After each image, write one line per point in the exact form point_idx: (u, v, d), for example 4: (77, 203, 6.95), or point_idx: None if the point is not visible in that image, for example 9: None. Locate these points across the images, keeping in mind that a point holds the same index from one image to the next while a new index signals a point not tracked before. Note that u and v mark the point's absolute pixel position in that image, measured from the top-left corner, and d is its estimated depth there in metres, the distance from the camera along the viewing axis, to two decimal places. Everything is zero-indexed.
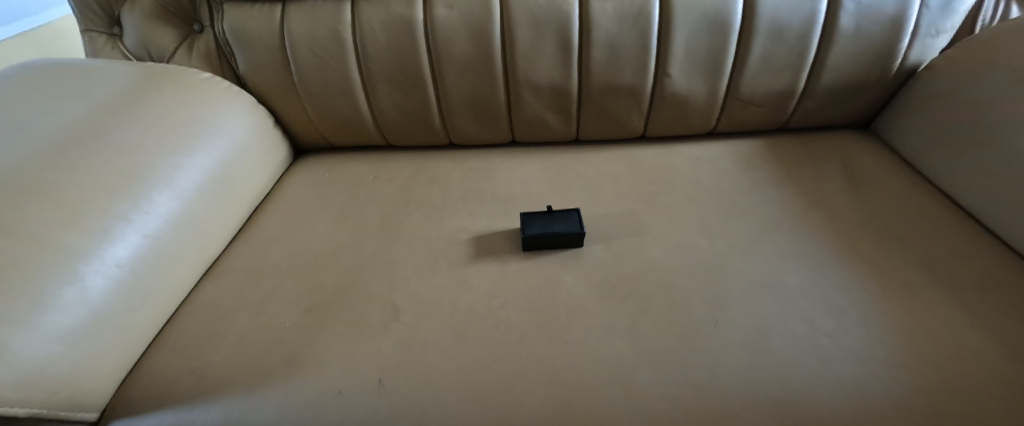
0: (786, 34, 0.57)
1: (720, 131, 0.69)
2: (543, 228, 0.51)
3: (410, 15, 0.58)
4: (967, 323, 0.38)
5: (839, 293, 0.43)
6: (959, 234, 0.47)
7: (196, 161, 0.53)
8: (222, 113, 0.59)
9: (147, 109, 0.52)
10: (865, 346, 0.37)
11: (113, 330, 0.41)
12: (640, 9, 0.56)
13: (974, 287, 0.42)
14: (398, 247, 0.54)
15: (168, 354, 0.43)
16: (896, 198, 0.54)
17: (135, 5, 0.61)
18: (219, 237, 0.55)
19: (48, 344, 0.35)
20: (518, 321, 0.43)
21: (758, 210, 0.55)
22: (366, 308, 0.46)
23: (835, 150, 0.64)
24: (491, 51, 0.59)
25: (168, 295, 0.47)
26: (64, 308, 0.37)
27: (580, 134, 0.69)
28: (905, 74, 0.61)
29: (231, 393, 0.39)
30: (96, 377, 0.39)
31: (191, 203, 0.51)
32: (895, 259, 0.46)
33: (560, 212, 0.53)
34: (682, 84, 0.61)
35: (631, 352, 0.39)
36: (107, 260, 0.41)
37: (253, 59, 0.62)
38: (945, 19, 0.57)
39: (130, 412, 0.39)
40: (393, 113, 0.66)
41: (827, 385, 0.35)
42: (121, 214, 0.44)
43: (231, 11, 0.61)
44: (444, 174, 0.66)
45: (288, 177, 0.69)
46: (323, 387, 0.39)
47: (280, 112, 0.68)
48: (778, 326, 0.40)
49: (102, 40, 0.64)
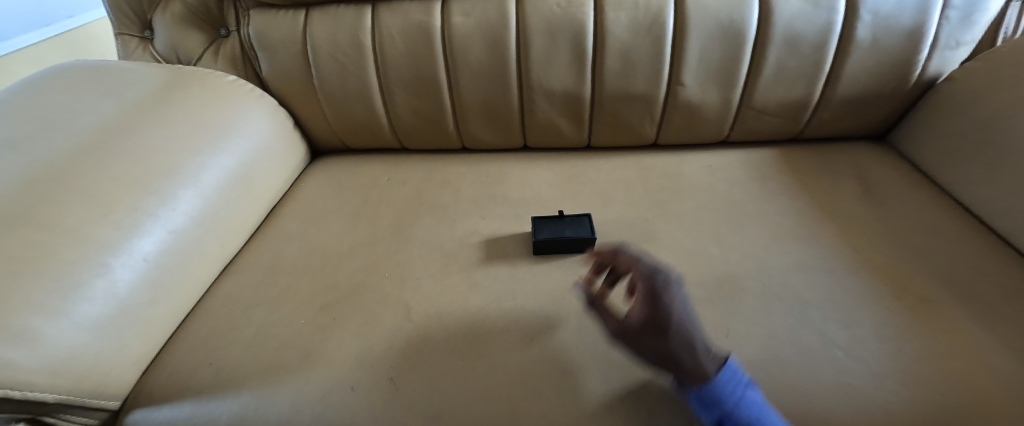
0: (802, 44, 0.57)
1: (732, 140, 0.69)
2: (555, 233, 0.52)
3: (428, 23, 0.59)
4: (985, 338, 0.38)
5: (853, 306, 0.42)
6: (977, 248, 0.47)
7: (219, 161, 0.55)
8: (246, 115, 0.61)
9: (173, 110, 0.54)
10: (878, 359, 0.37)
11: (137, 323, 0.42)
12: (655, 18, 0.57)
13: (992, 302, 0.41)
14: (410, 248, 0.55)
15: (189, 346, 0.45)
16: (913, 210, 0.53)
17: (167, 10, 0.64)
18: (238, 233, 0.57)
19: (77, 332, 0.37)
20: (527, 324, 0.44)
21: (771, 220, 0.54)
22: (378, 307, 0.47)
23: (851, 161, 0.63)
24: (505, 58, 0.60)
25: (188, 291, 0.48)
26: (93, 298, 0.38)
27: (591, 140, 0.70)
28: (924, 85, 0.60)
29: (248, 386, 0.40)
30: (118, 367, 0.40)
31: (214, 201, 0.53)
32: (910, 272, 0.45)
33: (570, 218, 0.54)
34: (695, 93, 0.62)
35: (640, 358, 0.39)
36: (135, 254, 0.43)
37: (276, 63, 0.65)
38: (965, 32, 0.56)
39: (151, 402, 0.40)
40: (408, 117, 0.67)
41: (839, 398, 0.35)
42: (149, 210, 0.45)
43: (257, 17, 0.63)
44: (456, 177, 0.67)
45: (306, 177, 0.71)
46: (337, 383, 0.40)
47: (300, 116, 0.70)
48: (790, 337, 0.40)
49: (133, 43, 0.67)
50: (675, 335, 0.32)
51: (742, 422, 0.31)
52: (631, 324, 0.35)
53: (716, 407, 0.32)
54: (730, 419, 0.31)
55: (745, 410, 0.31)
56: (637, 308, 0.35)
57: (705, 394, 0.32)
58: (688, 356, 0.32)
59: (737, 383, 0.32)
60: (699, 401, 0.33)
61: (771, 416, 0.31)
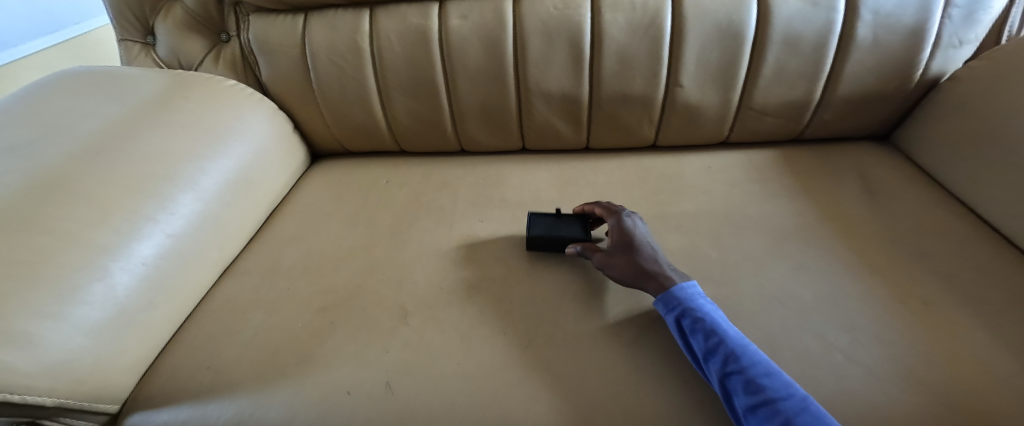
0: (801, 44, 0.56)
1: (732, 141, 0.68)
2: (550, 229, 0.51)
3: (425, 26, 0.60)
4: (989, 342, 0.37)
5: (853, 309, 0.42)
6: (982, 250, 0.46)
7: (218, 165, 0.55)
8: (245, 119, 0.61)
9: (174, 115, 0.55)
10: (879, 363, 0.37)
11: (135, 326, 0.42)
12: (652, 19, 0.56)
13: (996, 305, 0.40)
14: (407, 251, 0.55)
15: (187, 349, 0.45)
16: (916, 211, 0.52)
17: (168, 16, 0.65)
18: (237, 237, 0.57)
19: (76, 336, 0.37)
20: (523, 327, 0.44)
21: (770, 222, 0.54)
22: (375, 310, 0.47)
23: (853, 162, 0.62)
24: (502, 60, 0.60)
25: (187, 294, 0.49)
26: (92, 302, 0.38)
27: (590, 142, 0.69)
28: (927, 84, 0.59)
29: (245, 390, 0.40)
30: (117, 370, 0.40)
31: (213, 204, 0.53)
32: (912, 274, 0.45)
33: (568, 217, 0.54)
34: (694, 94, 0.61)
35: (636, 362, 0.39)
36: (134, 258, 0.43)
37: (275, 67, 0.65)
38: (968, 30, 0.55)
39: (150, 406, 0.41)
40: (406, 120, 0.67)
41: (839, 402, 0.34)
42: (148, 214, 0.46)
43: (257, 21, 0.64)
44: (454, 180, 0.67)
45: (305, 180, 0.71)
46: (333, 386, 0.40)
47: (300, 119, 0.70)
48: (790, 341, 0.39)
49: (136, 48, 0.67)
50: (638, 251, 0.45)
51: (696, 316, 0.38)
52: (609, 250, 0.46)
53: (675, 309, 0.39)
54: (688, 316, 0.38)
55: (699, 310, 0.38)
56: (610, 239, 0.48)
57: (667, 297, 0.40)
58: (652, 266, 0.43)
59: (692, 291, 0.40)
60: (662, 306, 0.40)
61: (725, 322, 0.38)
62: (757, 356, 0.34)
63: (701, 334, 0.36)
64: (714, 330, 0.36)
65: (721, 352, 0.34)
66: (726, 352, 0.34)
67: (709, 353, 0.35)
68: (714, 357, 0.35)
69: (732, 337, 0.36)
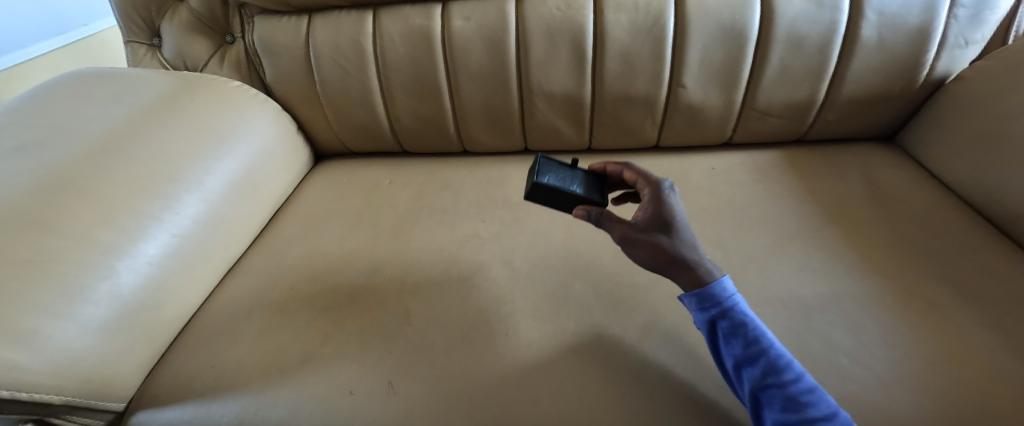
0: (805, 44, 0.56)
1: (735, 142, 0.68)
2: (562, 182, 0.43)
3: (428, 27, 0.60)
4: (995, 345, 0.37)
5: (858, 311, 0.42)
6: (988, 252, 0.46)
7: (223, 165, 0.55)
8: (250, 120, 0.62)
9: (179, 115, 0.55)
10: (884, 366, 0.36)
11: (141, 325, 0.43)
12: (655, 19, 0.56)
13: (1002, 307, 0.40)
14: (410, 251, 0.55)
15: (192, 349, 0.46)
16: (921, 213, 0.52)
17: (174, 17, 0.65)
18: (241, 237, 0.57)
19: (82, 335, 0.37)
20: (526, 328, 0.44)
21: (774, 224, 0.53)
22: (378, 311, 0.47)
23: (857, 163, 0.62)
24: (505, 61, 0.60)
25: (191, 294, 0.49)
26: (98, 301, 0.39)
27: (592, 143, 0.69)
28: (932, 85, 0.59)
29: (249, 389, 0.41)
30: (123, 369, 0.41)
31: (217, 204, 0.53)
32: (918, 276, 0.44)
33: (583, 174, 0.46)
34: (697, 94, 0.61)
35: (638, 364, 0.39)
36: (139, 257, 0.43)
37: (279, 68, 0.65)
38: (974, 30, 0.55)
39: (155, 404, 0.41)
40: (409, 121, 0.68)
41: (843, 405, 0.34)
42: (153, 213, 0.46)
43: (261, 23, 0.64)
44: (457, 180, 0.67)
45: (309, 181, 0.72)
46: (336, 386, 0.40)
47: (304, 120, 0.71)
48: (794, 343, 0.39)
49: (142, 50, 0.68)
50: (677, 232, 0.35)
51: (739, 322, 0.34)
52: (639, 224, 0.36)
53: (713, 308, 0.34)
54: (727, 319, 0.34)
55: (742, 314, 0.34)
56: (641, 212, 0.37)
57: (704, 294, 0.35)
58: (690, 254, 0.35)
59: (733, 287, 0.35)
60: (696, 302, 0.35)
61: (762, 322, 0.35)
62: (797, 366, 0.32)
63: (740, 341, 0.33)
64: (757, 339, 0.33)
65: (763, 363, 0.32)
66: (767, 364, 0.32)
67: (748, 361, 0.33)
68: (753, 368, 0.32)
69: (773, 344, 0.33)
